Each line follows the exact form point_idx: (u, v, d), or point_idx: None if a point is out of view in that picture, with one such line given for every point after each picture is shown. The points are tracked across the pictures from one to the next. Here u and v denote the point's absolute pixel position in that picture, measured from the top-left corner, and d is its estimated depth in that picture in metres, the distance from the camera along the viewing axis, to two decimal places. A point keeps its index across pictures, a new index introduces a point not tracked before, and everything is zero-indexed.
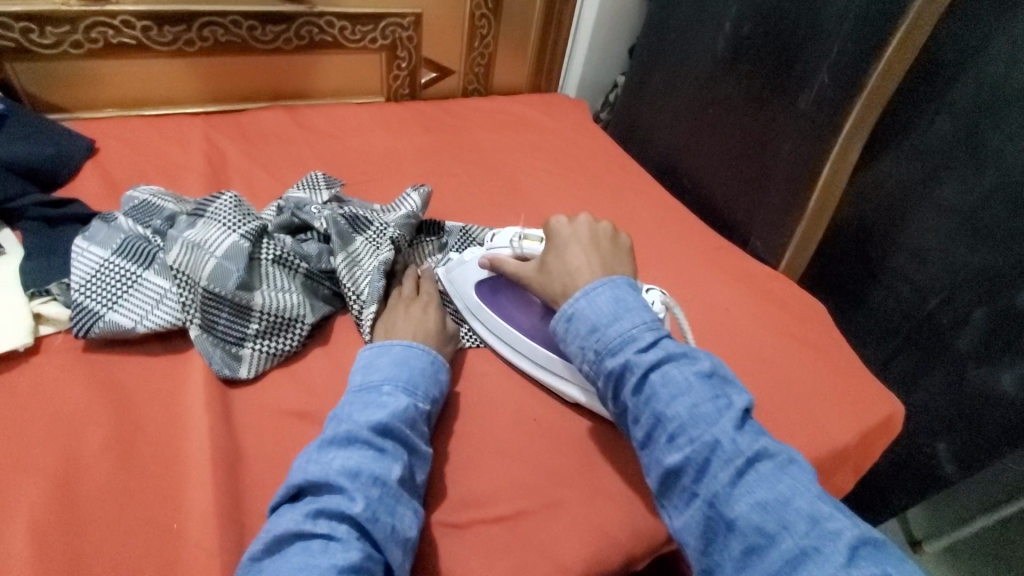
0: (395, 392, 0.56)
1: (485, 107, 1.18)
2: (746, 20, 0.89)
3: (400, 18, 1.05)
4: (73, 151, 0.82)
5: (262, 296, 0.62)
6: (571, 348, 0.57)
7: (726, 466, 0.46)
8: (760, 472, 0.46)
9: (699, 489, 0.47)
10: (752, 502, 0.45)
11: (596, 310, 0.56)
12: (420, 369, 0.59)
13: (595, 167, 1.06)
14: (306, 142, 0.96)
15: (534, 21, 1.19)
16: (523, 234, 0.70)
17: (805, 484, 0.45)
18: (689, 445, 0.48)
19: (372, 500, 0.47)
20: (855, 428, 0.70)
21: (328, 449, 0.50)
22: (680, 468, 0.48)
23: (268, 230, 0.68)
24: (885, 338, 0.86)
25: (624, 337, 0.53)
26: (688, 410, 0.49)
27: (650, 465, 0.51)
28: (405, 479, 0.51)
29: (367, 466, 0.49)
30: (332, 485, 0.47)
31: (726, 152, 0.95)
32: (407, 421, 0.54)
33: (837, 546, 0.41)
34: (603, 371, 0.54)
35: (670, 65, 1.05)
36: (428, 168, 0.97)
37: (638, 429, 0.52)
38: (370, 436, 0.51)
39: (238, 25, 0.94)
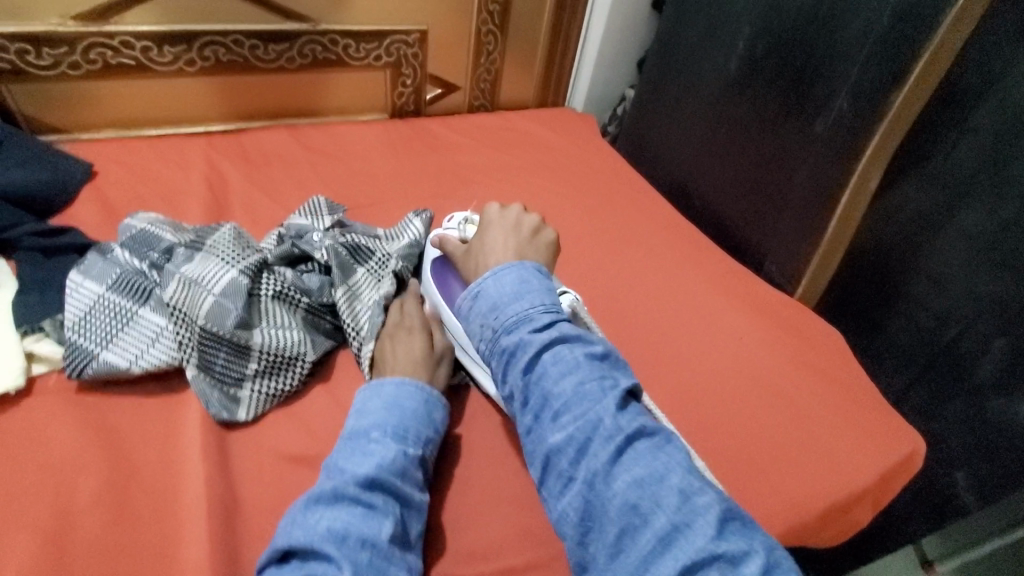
0: (384, 439, 0.53)
1: (491, 124, 1.15)
2: (761, 39, 0.86)
3: (405, 35, 1.03)
4: (70, 176, 0.80)
5: (261, 334, 0.60)
6: (469, 327, 0.55)
7: (607, 444, 0.45)
8: (638, 450, 0.45)
9: (576, 471, 0.45)
10: (629, 481, 0.44)
11: (499, 290, 0.54)
12: (411, 411, 0.56)
13: (602, 187, 1.03)
14: (307, 163, 0.94)
15: (541, 36, 1.17)
16: (469, 218, 0.72)
17: (679, 462, 0.45)
18: (573, 423, 0.47)
19: (361, 565, 0.44)
20: (876, 468, 0.67)
21: (314, 509, 0.47)
22: (561, 448, 0.47)
23: (268, 263, 0.66)
24: (900, 367, 0.83)
25: (519, 317, 0.52)
26: (574, 388, 0.48)
27: (532, 451, 0.49)
28: (398, 536, 0.48)
29: (355, 527, 0.46)
30: (317, 551, 0.44)
31: (739, 172, 0.92)
32: (397, 471, 0.51)
33: (707, 519, 0.41)
34: (497, 350, 0.52)
35: (680, 82, 1.03)
36: (432, 190, 0.95)
37: (524, 411, 0.50)
38: (357, 493, 0.48)
39: (240, 45, 0.92)
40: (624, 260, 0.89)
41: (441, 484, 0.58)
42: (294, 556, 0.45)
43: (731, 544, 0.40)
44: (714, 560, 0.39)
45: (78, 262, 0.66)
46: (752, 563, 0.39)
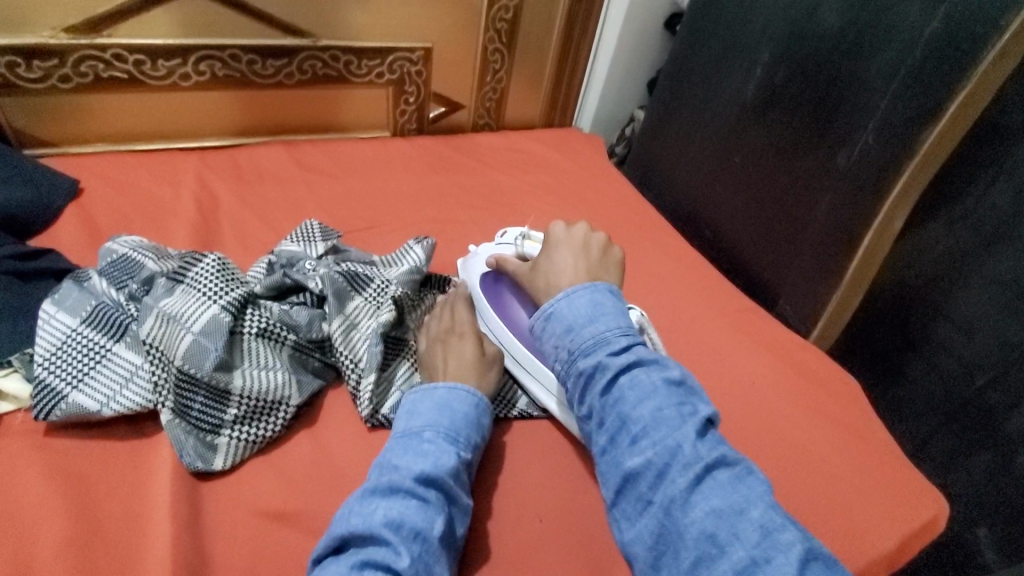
0: (437, 440, 0.53)
1: (496, 144, 1.12)
2: (782, 66, 0.83)
3: (409, 52, 1.00)
4: (55, 195, 0.77)
5: (242, 377, 0.56)
6: (546, 346, 0.58)
7: (684, 471, 0.47)
8: (717, 479, 0.47)
9: (654, 496, 0.48)
10: (706, 511, 0.45)
11: (573, 312, 0.57)
12: (463, 414, 0.56)
13: (610, 214, 1.00)
14: (304, 183, 0.91)
15: (549, 55, 1.14)
16: (526, 235, 0.74)
17: (759, 494, 0.46)
18: (651, 448, 0.49)
19: (415, 555, 0.45)
20: (899, 532, 0.63)
21: (371, 498, 0.48)
22: (639, 473, 0.49)
23: (254, 296, 0.62)
24: (922, 416, 0.79)
25: (596, 341, 0.55)
26: (652, 413, 0.50)
27: (608, 472, 0.51)
28: (446, 536, 0.48)
29: (410, 518, 0.46)
30: (376, 537, 0.45)
31: (753, 204, 0.89)
32: (451, 472, 0.51)
33: (787, 557, 0.42)
34: (575, 371, 0.55)
35: (693, 105, 0.99)
36: (433, 214, 0.91)
37: (601, 432, 0.52)
38: (412, 486, 0.48)
39: (237, 59, 0.89)
40: (630, 293, 0.85)
41: None
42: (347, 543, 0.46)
43: None
44: None
45: (53, 289, 0.62)
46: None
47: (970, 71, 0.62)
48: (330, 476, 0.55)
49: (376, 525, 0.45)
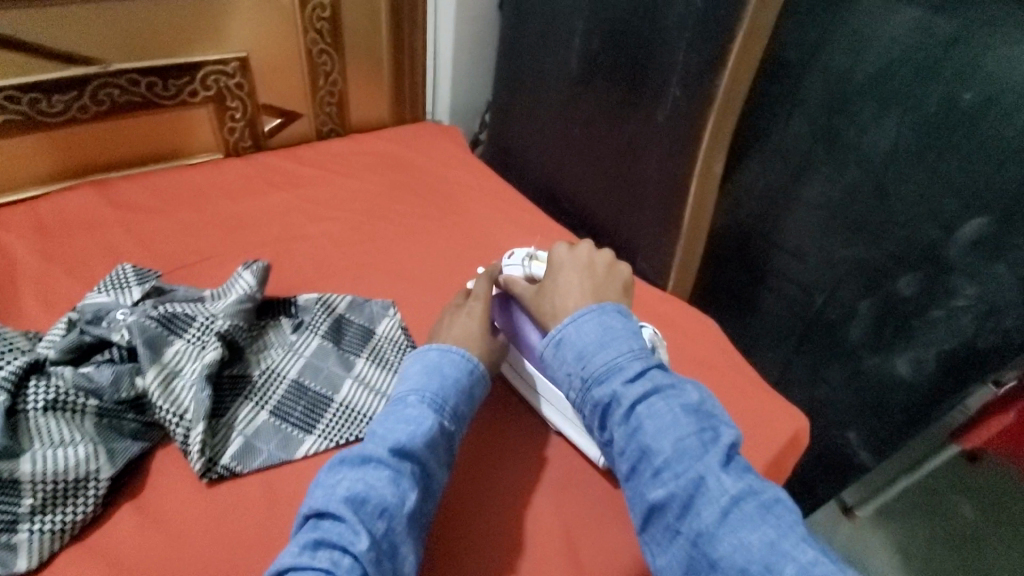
0: (420, 404, 0.54)
1: (343, 149, 1.06)
2: (595, 34, 0.83)
3: (221, 65, 0.92)
4: None
5: (32, 461, 0.49)
6: (557, 373, 0.56)
7: (711, 504, 0.46)
8: (744, 513, 0.45)
9: (683, 526, 0.46)
10: (737, 544, 0.44)
11: (582, 338, 0.55)
12: (453, 378, 0.56)
13: (469, 202, 0.98)
14: (121, 224, 0.82)
15: (383, 48, 1.09)
16: (534, 253, 0.67)
17: (790, 526, 0.44)
18: (675, 481, 0.47)
19: (376, 535, 0.46)
20: (764, 456, 0.66)
21: (339, 468, 0.50)
22: (664, 505, 0.47)
23: (43, 365, 0.55)
24: (780, 341, 0.83)
25: (610, 368, 0.53)
26: (675, 446, 0.49)
27: (634, 498, 0.50)
28: (417, 512, 0.49)
29: (375, 493, 0.48)
30: (334, 512, 0.47)
31: (599, 171, 0.90)
32: (428, 441, 0.52)
33: None
34: (591, 399, 0.53)
35: (531, 83, 0.98)
36: (276, 233, 0.85)
37: (622, 461, 0.51)
38: (386, 458, 0.50)
39: (15, 101, 0.79)
40: None
41: None
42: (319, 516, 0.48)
43: None
44: None
45: None
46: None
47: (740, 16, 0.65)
48: (165, 543, 0.50)
49: (339, 502, 0.47)
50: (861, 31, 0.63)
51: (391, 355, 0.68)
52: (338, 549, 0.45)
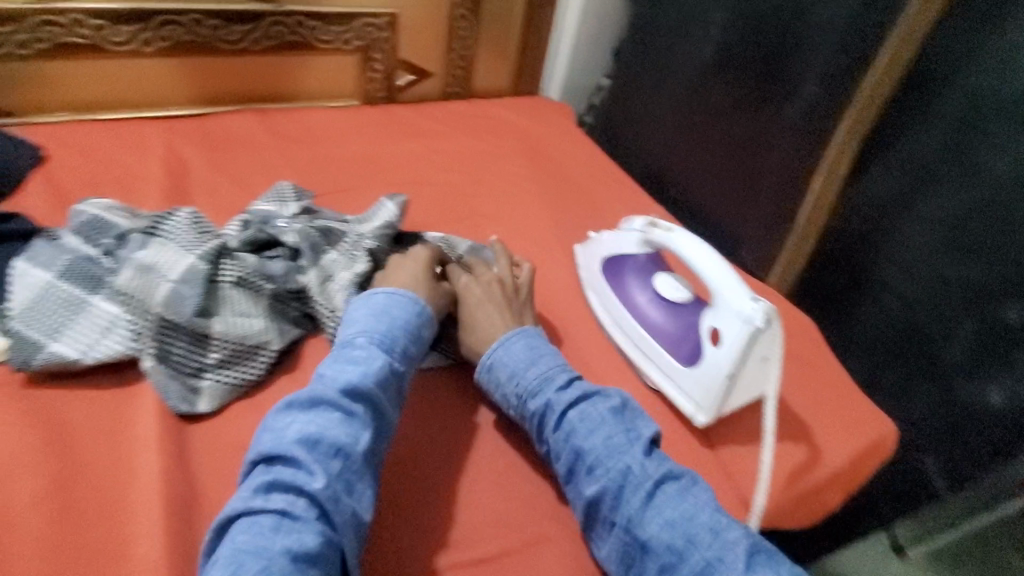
0: (368, 345, 0.53)
1: (465, 112, 1.13)
2: (734, 25, 0.87)
3: (374, 18, 1.00)
4: (17, 161, 0.75)
5: (222, 322, 0.58)
6: (495, 396, 0.60)
7: (637, 491, 0.50)
8: (669, 493, 0.50)
9: (617, 517, 0.50)
10: (662, 522, 0.48)
11: (514, 358, 0.59)
12: (401, 321, 0.56)
13: (577, 175, 1.03)
14: (275, 149, 0.91)
15: (516, 22, 1.15)
16: (655, 221, 0.68)
17: (705, 501, 0.50)
18: (606, 475, 0.51)
19: (331, 475, 0.45)
20: (850, 451, 0.68)
21: (286, 413, 0.48)
22: (599, 498, 0.51)
23: (229, 248, 0.63)
24: (871, 353, 0.83)
25: (542, 380, 0.57)
26: (605, 442, 0.53)
27: (574, 499, 0.53)
28: (371, 452, 0.49)
29: (329, 434, 0.46)
30: (286, 456, 0.45)
31: (714, 161, 0.94)
32: (380, 381, 0.51)
33: (736, 554, 0.46)
34: (527, 413, 0.57)
35: (654, 71, 1.03)
36: (405, 177, 0.93)
37: (560, 465, 0.54)
38: (336, 398, 0.48)
39: (201, 24, 0.88)
40: None
41: (406, 477, 0.56)
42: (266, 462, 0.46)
43: None
44: None
45: (20, 250, 0.62)
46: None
47: (895, 25, 0.70)
48: None
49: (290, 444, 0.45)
50: (1010, 53, 0.62)
51: None
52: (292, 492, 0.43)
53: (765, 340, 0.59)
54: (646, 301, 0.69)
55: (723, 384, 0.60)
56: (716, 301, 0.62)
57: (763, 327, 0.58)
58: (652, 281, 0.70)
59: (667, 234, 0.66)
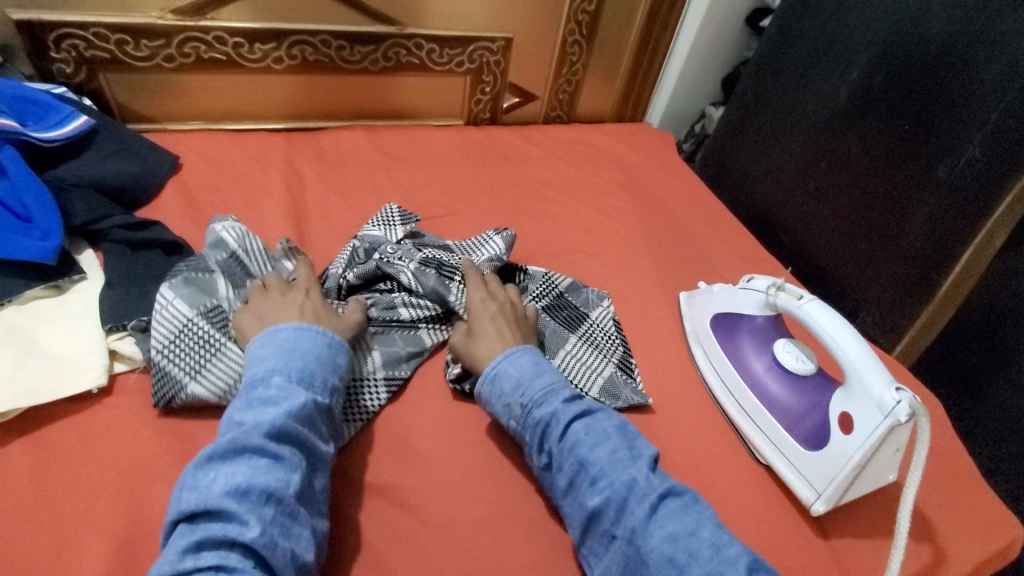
0: (286, 384, 0.50)
1: (567, 137, 1.12)
2: (881, 71, 0.81)
3: (489, 42, 1.00)
4: (158, 168, 0.80)
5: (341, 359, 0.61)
6: (495, 409, 0.57)
7: (641, 502, 0.48)
8: (671, 508, 0.49)
9: (618, 530, 0.48)
10: (664, 535, 0.47)
11: (517, 371, 0.57)
12: (314, 352, 0.53)
13: (680, 214, 0.99)
14: (384, 168, 0.94)
15: (628, 49, 1.12)
16: (782, 283, 0.64)
17: (708, 517, 0.49)
18: (609, 487, 0.49)
19: (266, 523, 0.42)
20: (979, 557, 0.61)
21: (209, 468, 0.44)
22: (601, 510, 0.49)
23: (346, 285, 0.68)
24: (998, 437, 0.80)
25: (548, 391, 0.55)
26: (608, 455, 0.51)
27: (572, 512, 0.51)
28: (304, 490, 0.46)
29: (259, 481, 0.43)
30: (216, 511, 0.41)
31: (839, 212, 0.88)
32: (304, 418, 0.49)
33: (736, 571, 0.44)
34: (530, 423, 0.54)
35: (776, 111, 0.98)
36: (507, 204, 0.93)
37: (561, 477, 0.52)
38: (261, 443, 0.45)
39: (328, 45, 0.91)
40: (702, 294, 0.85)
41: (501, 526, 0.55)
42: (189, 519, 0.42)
43: None
44: None
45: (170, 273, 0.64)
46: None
47: None
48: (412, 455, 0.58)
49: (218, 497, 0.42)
50: None
51: (602, 340, 0.71)
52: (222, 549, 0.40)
53: (903, 434, 0.54)
54: (761, 367, 0.66)
55: (848, 475, 0.55)
56: (849, 382, 0.57)
57: (905, 422, 0.53)
58: (771, 347, 0.66)
59: (798, 302, 0.62)
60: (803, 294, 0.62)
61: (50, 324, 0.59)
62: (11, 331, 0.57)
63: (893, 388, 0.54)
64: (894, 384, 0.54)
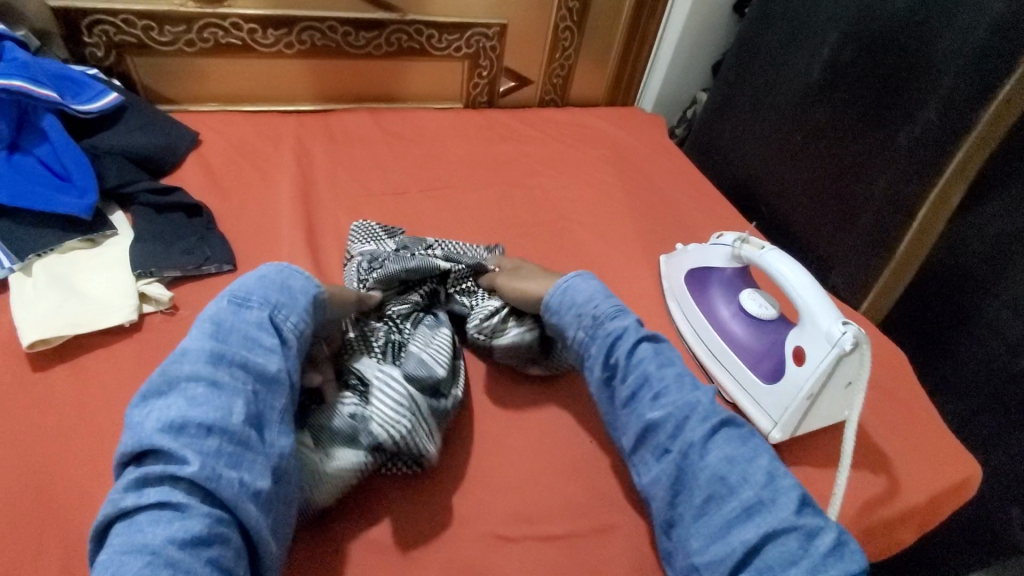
0: (221, 314, 0.53)
1: (560, 119, 1.18)
2: (848, 47, 0.86)
3: (485, 28, 1.07)
4: (180, 141, 0.87)
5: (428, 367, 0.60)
6: (563, 318, 0.63)
7: (703, 423, 0.55)
8: (730, 434, 0.55)
9: (672, 445, 0.54)
10: (723, 455, 0.53)
11: (587, 288, 0.64)
12: (254, 281, 0.57)
13: (665, 188, 1.05)
14: (386, 146, 1.01)
15: (617, 35, 1.19)
16: (746, 237, 0.70)
17: (765, 446, 0.55)
18: (671, 404, 0.56)
19: (207, 455, 0.44)
20: (932, 489, 0.65)
21: (148, 403, 0.46)
22: (659, 424, 0.55)
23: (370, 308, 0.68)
24: (968, 392, 0.81)
25: (619, 309, 0.62)
26: (675, 376, 0.58)
27: (628, 422, 0.57)
28: (250, 415, 0.48)
29: (194, 416, 0.45)
30: (154, 447, 0.44)
31: (813, 181, 0.93)
32: (244, 343, 0.51)
33: (787, 500, 0.50)
34: (600, 334, 0.61)
35: (756, 89, 1.03)
36: (499, 178, 1.00)
37: (624, 388, 0.58)
38: (192, 375, 0.48)
39: (334, 30, 0.98)
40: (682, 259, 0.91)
41: (484, 448, 0.61)
42: (136, 458, 0.45)
43: (808, 518, 0.49)
44: (795, 527, 0.49)
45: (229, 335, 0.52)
46: (826, 536, 0.48)
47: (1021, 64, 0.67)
48: None
49: (152, 434, 0.44)
50: None
51: None
52: (166, 484, 0.43)
53: (851, 364, 0.59)
54: (728, 315, 0.71)
55: (801, 403, 0.61)
56: (803, 320, 0.63)
57: (850, 351, 0.58)
58: (738, 296, 0.72)
59: (760, 251, 0.68)
60: (764, 245, 0.68)
61: (87, 271, 0.67)
62: (53, 275, 0.65)
63: (840, 321, 0.59)
64: (842, 319, 0.59)
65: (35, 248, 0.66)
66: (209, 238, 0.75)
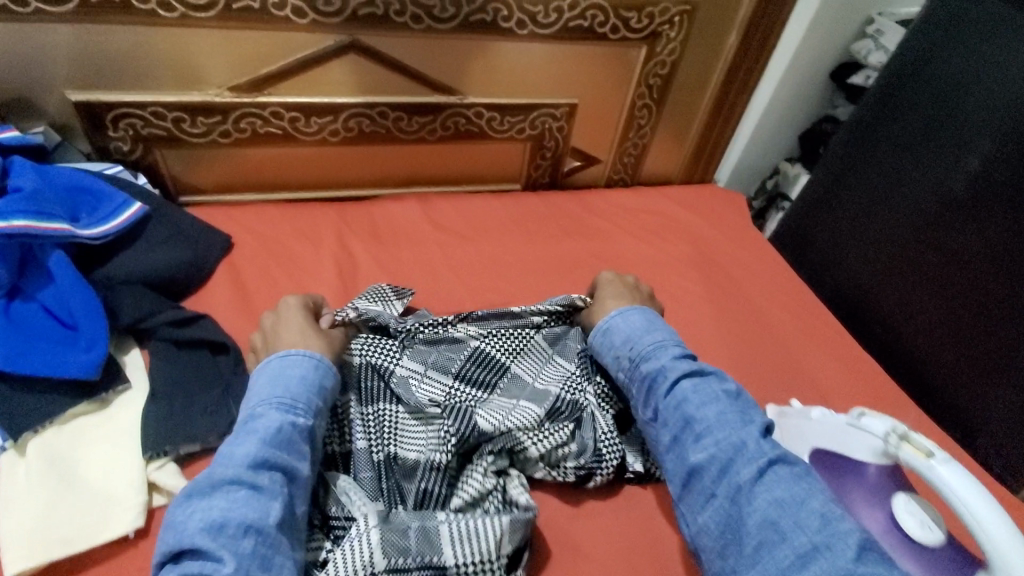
0: (267, 413, 0.52)
1: (631, 204, 1.04)
2: (1004, 162, 0.70)
3: (553, 109, 0.94)
4: (209, 251, 0.76)
5: (446, 540, 0.52)
6: (608, 360, 0.66)
7: (749, 463, 0.51)
8: (779, 474, 0.50)
9: (719, 488, 0.51)
10: (770, 499, 0.49)
11: (630, 326, 0.65)
12: (297, 377, 0.56)
13: (758, 297, 0.90)
14: (438, 245, 0.88)
15: (702, 109, 1.04)
16: (905, 432, 0.55)
17: (817, 489, 0.50)
18: (714, 445, 0.53)
19: (243, 556, 0.43)
20: None
21: (190, 501, 0.45)
22: (703, 466, 0.52)
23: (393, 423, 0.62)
24: None
25: (657, 347, 0.62)
26: (716, 415, 0.55)
27: (673, 467, 0.55)
28: (286, 519, 0.47)
29: (236, 514, 0.45)
30: (194, 547, 0.43)
31: (951, 315, 0.77)
32: (281, 442, 0.50)
33: (846, 543, 0.45)
34: (638, 375, 0.61)
35: (872, 190, 0.87)
36: (567, 289, 0.86)
37: (666, 432, 0.56)
38: (238, 474, 0.47)
39: (385, 116, 0.86)
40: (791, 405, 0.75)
41: None
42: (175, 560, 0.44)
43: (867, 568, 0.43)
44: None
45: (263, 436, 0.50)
46: None
47: None
48: None
49: (194, 534, 0.43)
50: None
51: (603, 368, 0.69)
52: None
53: None
54: (875, 526, 0.58)
55: None
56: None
57: None
58: (891, 505, 0.57)
59: (927, 461, 0.53)
60: (935, 451, 0.53)
61: (92, 447, 0.56)
62: (50, 458, 0.54)
63: None
64: None
65: (32, 422, 0.55)
66: (235, 389, 0.63)
